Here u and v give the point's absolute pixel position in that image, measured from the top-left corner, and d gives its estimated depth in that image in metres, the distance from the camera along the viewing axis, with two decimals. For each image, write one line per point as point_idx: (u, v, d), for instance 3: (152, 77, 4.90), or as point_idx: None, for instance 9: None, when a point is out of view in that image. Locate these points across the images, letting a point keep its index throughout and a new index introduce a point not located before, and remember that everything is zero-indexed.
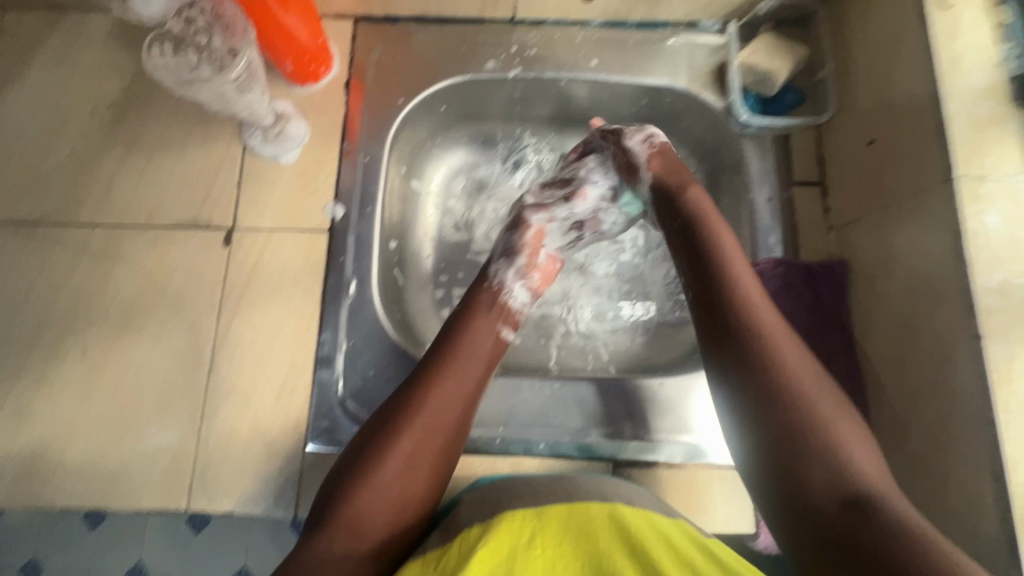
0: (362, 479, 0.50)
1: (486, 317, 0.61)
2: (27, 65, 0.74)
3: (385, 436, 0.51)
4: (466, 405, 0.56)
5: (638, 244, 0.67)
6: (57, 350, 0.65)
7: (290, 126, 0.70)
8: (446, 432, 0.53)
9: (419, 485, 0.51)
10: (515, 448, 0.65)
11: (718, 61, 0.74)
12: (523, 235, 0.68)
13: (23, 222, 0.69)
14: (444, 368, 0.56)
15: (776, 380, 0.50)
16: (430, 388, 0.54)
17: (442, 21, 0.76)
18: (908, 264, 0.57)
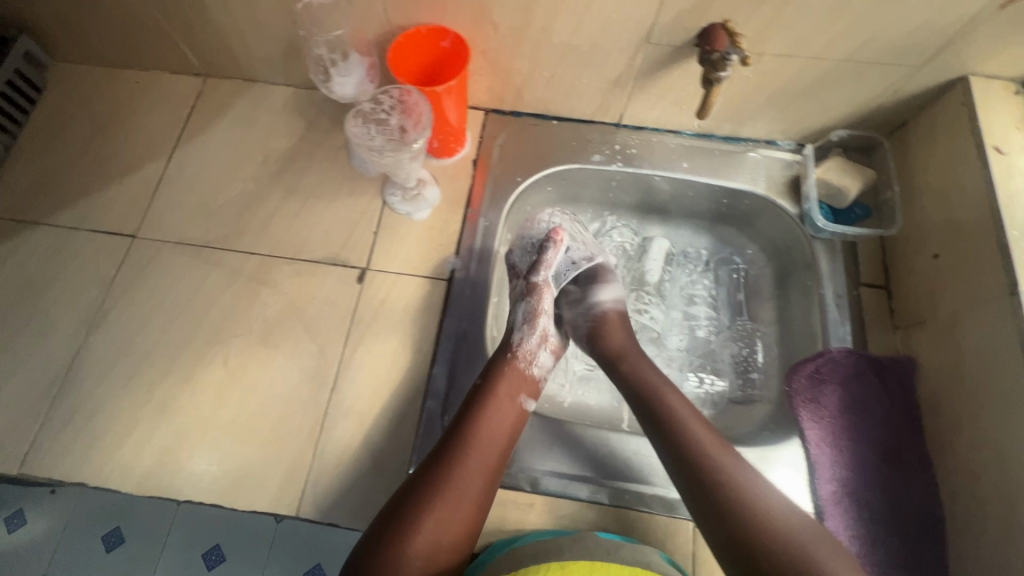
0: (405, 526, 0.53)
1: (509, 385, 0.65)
2: (216, 120, 0.90)
3: (425, 491, 0.55)
4: (496, 457, 0.60)
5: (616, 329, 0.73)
6: (204, 355, 0.74)
7: (425, 191, 0.84)
8: (480, 485, 0.58)
9: (456, 533, 0.54)
10: (602, 497, 0.70)
11: (792, 174, 0.86)
12: (540, 300, 0.73)
13: (192, 243, 0.81)
14: (473, 427, 0.61)
15: (734, 474, 0.55)
16: (464, 443, 0.59)
17: (558, 119, 0.90)
18: (976, 364, 0.64)
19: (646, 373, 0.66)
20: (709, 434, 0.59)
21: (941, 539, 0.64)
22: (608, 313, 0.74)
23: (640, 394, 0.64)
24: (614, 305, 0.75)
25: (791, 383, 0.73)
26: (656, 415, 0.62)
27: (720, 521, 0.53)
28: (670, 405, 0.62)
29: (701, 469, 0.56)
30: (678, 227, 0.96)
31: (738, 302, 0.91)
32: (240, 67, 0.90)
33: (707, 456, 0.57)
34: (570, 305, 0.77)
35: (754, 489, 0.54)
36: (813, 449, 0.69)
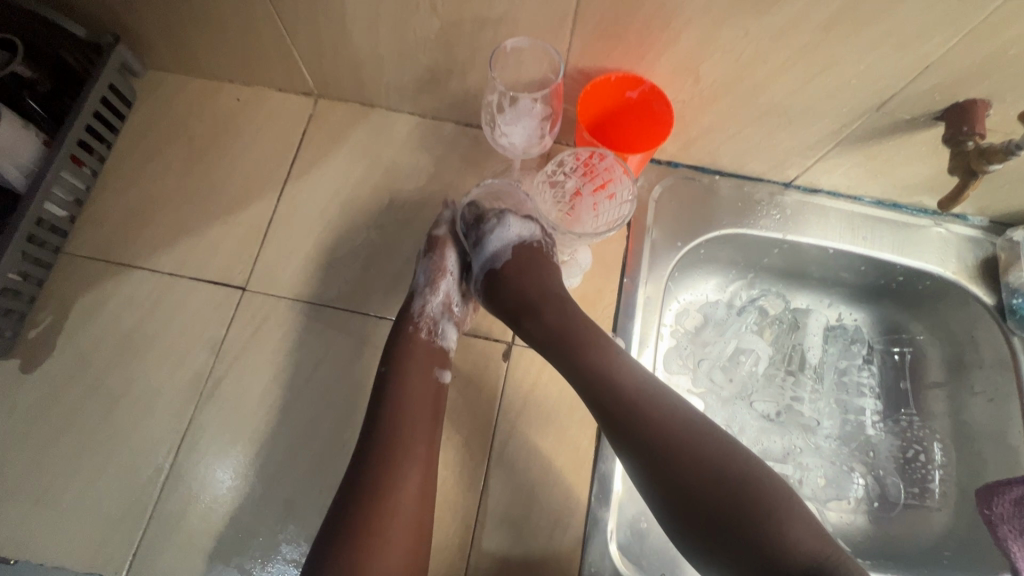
0: (360, 553, 0.49)
1: (421, 360, 0.62)
2: (332, 152, 0.79)
3: (351, 558, 0.49)
4: (421, 502, 0.54)
5: (510, 266, 0.62)
6: (333, 441, 0.65)
7: (578, 255, 0.73)
8: (415, 507, 0.53)
9: (407, 547, 0.52)
10: None
11: (986, 256, 0.77)
12: (445, 259, 0.67)
13: (313, 301, 0.71)
14: (393, 473, 0.54)
15: (686, 435, 0.50)
16: (388, 494, 0.52)
17: (720, 174, 0.80)
18: None
19: (582, 339, 0.57)
20: (664, 399, 0.52)
21: None
22: (503, 266, 0.62)
23: (581, 366, 0.55)
24: (516, 249, 0.63)
25: (991, 510, 0.66)
26: (607, 394, 0.54)
27: (684, 497, 0.48)
28: (619, 378, 0.54)
29: (660, 445, 0.50)
30: (834, 299, 0.87)
31: (903, 390, 0.82)
32: (362, 92, 0.78)
33: (669, 426, 0.51)
34: (473, 254, 0.66)
35: (719, 451, 0.49)
36: None
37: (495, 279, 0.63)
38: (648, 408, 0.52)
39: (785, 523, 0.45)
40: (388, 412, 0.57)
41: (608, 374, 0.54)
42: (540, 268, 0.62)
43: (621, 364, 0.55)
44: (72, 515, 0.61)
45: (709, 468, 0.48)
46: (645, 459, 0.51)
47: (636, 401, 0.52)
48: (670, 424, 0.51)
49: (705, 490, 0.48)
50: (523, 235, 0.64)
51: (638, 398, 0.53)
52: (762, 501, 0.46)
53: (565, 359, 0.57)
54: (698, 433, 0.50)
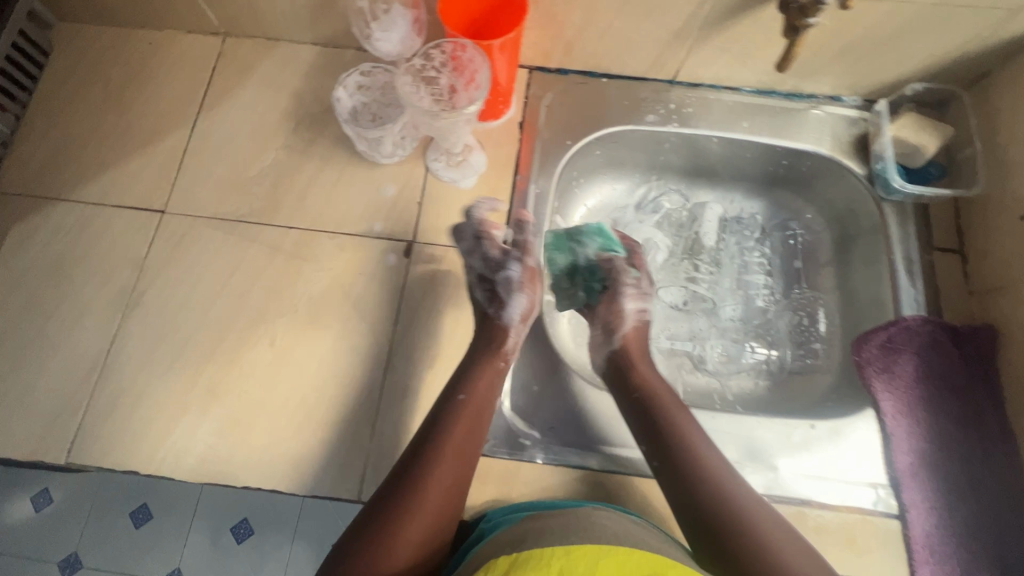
0: (422, 472, 0.55)
1: (494, 347, 0.66)
2: (240, 85, 0.84)
3: (381, 523, 0.51)
4: (456, 485, 0.56)
5: (630, 345, 0.69)
6: (248, 336, 0.71)
7: (471, 157, 0.79)
8: (461, 435, 0.58)
9: (454, 474, 0.56)
10: None
11: (859, 133, 0.81)
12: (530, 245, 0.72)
13: (226, 218, 0.76)
14: (436, 450, 0.56)
15: (752, 511, 0.53)
16: (427, 471, 0.55)
17: (607, 77, 0.84)
18: None
19: (661, 395, 0.62)
20: (734, 477, 0.56)
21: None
22: (626, 351, 0.68)
23: (663, 429, 0.59)
24: (630, 324, 0.70)
25: (860, 354, 0.71)
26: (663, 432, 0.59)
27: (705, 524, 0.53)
28: (700, 448, 0.57)
29: (721, 511, 0.53)
30: (731, 192, 0.92)
31: (796, 271, 0.88)
32: (263, 25, 0.83)
33: (734, 497, 0.54)
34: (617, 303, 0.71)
35: (751, 502, 0.54)
36: (888, 421, 0.67)
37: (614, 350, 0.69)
38: (703, 453, 0.57)
39: None
40: (450, 405, 0.60)
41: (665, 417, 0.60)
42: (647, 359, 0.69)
43: (704, 439, 0.59)
44: (15, 414, 0.67)
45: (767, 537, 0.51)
46: (703, 520, 0.53)
47: (708, 468, 0.56)
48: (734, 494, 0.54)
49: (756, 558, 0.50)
50: (638, 307, 0.71)
51: (713, 469, 0.56)
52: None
53: (647, 421, 0.61)
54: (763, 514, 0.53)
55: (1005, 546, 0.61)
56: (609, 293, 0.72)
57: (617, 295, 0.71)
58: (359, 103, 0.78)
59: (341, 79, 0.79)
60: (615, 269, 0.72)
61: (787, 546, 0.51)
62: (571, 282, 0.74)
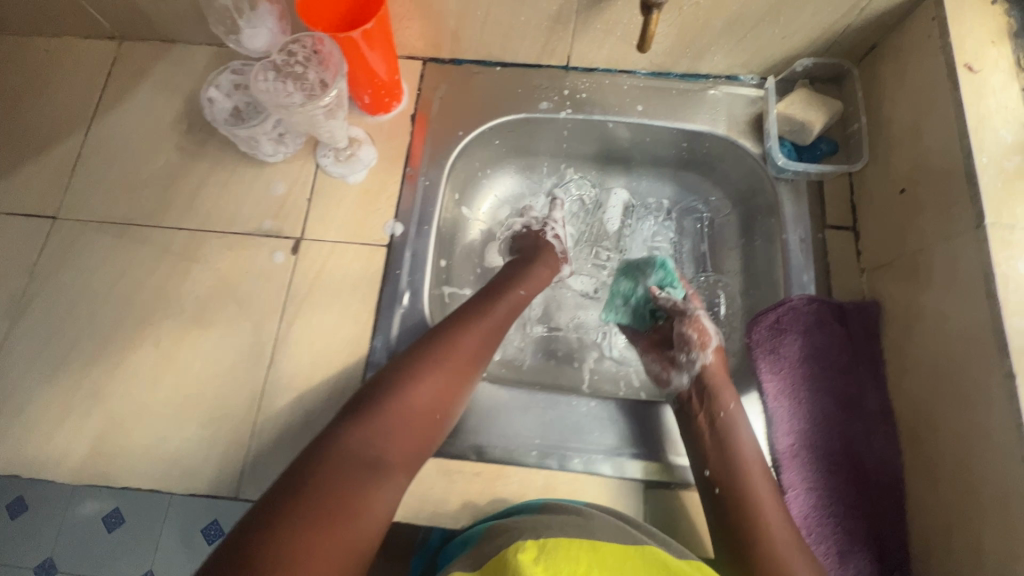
0: (467, 323, 0.64)
1: (536, 281, 0.75)
2: (135, 88, 0.84)
3: (406, 379, 0.58)
4: (472, 364, 0.63)
5: (721, 380, 0.67)
6: (133, 337, 0.71)
7: (360, 150, 0.78)
8: (505, 315, 0.68)
9: (492, 337, 0.66)
10: (574, 463, 0.65)
11: (756, 111, 0.80)
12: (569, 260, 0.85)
13: (116, 221, 0.77)
14: (479, 317, 0.65)
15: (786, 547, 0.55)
16: (449, 350, 0.61)
17: (502, 66, 0.83)
18: (940, 320, 0.59)
19: (740, 432, 0.63)
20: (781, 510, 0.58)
21: (901, 491, 0.61)
22: (710, 381, 0.67)
23: (730, 459, 0.61)
24: (708, 359, 0.69)
25: (750, 335, 0.70)
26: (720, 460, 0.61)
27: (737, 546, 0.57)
28: (758, 482, 0.60)
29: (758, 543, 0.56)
30: (640, 177, 0.91)
31: (702, 254, 0.87)
32: (154, 27, 0.83)
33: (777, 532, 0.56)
34: (694, 350, 0.69)
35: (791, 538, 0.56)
36: (771, 403, 0.66)
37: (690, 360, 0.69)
38: (766, 491, 0.59)
39: None
40: (496, 291, 0.70)
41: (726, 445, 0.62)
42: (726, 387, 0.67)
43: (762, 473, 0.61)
44: None
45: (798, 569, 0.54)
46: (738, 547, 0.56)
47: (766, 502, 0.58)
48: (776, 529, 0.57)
49: None
50: (715, 345, 0.71)
51: (769, 502, 0.59)
52: None
53: (719, 450, 0.62)
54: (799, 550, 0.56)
55: (879, 526, 0.61)
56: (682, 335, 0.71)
57: (691, 338, 0.70)
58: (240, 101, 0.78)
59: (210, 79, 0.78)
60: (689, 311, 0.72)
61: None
62: (625, 303, 0.79)
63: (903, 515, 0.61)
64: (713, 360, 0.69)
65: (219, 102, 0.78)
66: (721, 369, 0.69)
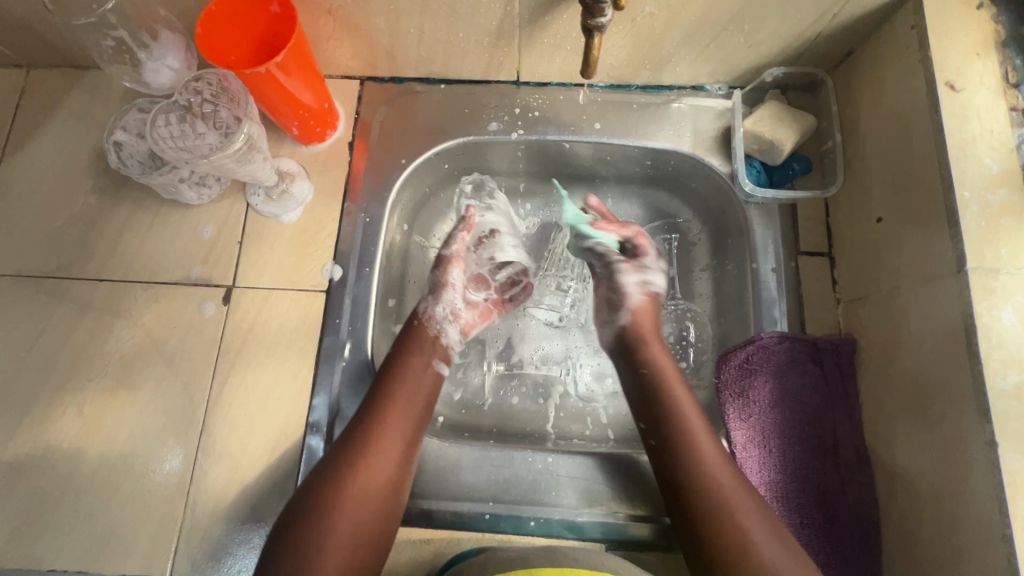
0: (355, 450, 0.56)
1: (423, 355, 0.65)
2: (46, 121, 0.76)
3: (320, 518, 0.52)
4: (387, 490, 0.56)
5: (642, 323, 0.70)
6: (54, 404, 0.66)
7: (293, 186, 0.72)
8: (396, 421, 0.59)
9: (393, 452, 0.57)
10: (531, 525, 0.61)
11: (723, 125, 0.73)
12: (448, 274, 0.74)
13: (30, 274, 0.70)
14: (370, 440, 0.57)
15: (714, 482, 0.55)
16: (351, 489, 0.54)
17: (447, 83, 0.77)
18: (917, 369, 0.54)
19: (666, 377, 0.63)
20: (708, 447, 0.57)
21: (878, 550, 0.57)
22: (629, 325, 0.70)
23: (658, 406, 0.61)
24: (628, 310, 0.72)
25: (718, 375, 0.65)
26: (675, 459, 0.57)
27: (706, 550, 0.52)
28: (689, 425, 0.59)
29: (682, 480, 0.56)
30: (603, 196, 0.84)
31: (672, 277, 0.81)
32: (62, 54, 0.75)
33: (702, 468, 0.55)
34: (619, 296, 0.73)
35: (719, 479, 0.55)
36: (739, 452, 0.62)
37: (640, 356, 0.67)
38: (690, 430, 0.58)
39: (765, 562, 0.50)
40: (382, 389, 0.61)
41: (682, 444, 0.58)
42: (649, 333, 0.69)
43: (695, 415, 0.60)
44: None
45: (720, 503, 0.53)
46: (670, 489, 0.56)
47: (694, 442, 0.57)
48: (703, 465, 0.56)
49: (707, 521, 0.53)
50: (640, 287, 0.73)
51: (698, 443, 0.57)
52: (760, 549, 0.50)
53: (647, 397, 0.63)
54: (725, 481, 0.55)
55: None
56: (611, 279, 0.75)
57: (616, 278, 0.74)
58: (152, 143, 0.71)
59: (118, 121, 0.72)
60: (632, 249, 0.76)
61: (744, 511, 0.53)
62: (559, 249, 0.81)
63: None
64: (641, 311, 0.72)
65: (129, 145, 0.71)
66: (648, 313, 0.72)
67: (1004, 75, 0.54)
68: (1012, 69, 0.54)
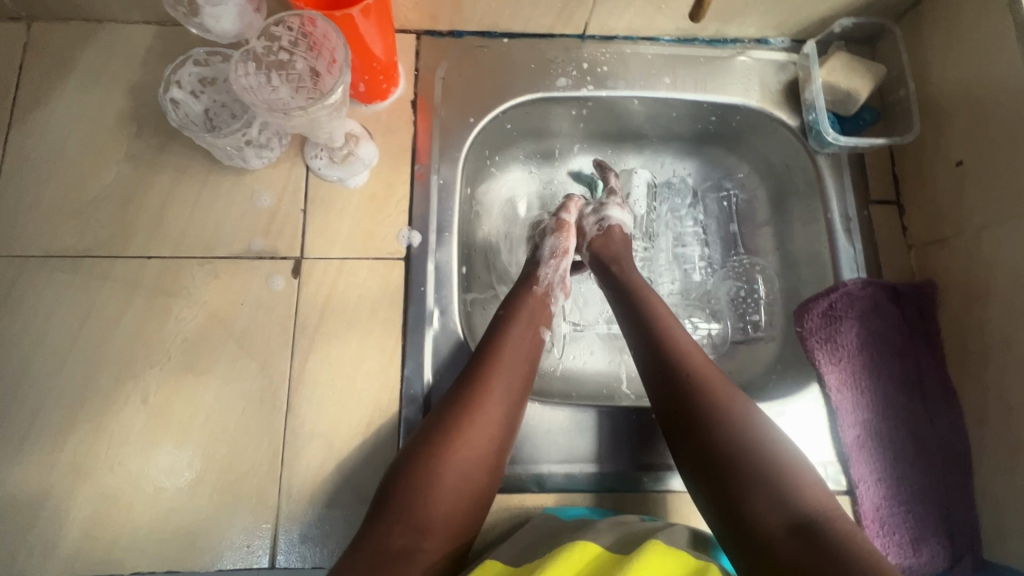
0: (462, 419, 0.51)
1: (529, 319, 0.60)
2: (59, 82, 0.67)
3: (418, 490, 0.48)
4: (483, 464, 0.51)
5: (618, 244, 0.68)
6: (114, 395, 0.60)
7: (358, 148, 0.67)
8: (503, 391, 0.54)
9: (497, 424, 0.52)
10: (643, 482, 0.62)
11: (789, 78, 0.74)
12: (568, 240, 0.68)
13: (66, 255, 0.63)
14: (473, 410, 0.52)
15: (713, 392, 0.51)
16: (448, 461, 0.49)
17: (509, 37, 0.73)
18: (1012, 299, 0.58)
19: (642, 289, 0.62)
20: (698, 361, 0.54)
21: (970, 475, 0.61)
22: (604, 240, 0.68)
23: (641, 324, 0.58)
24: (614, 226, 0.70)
25: (802, 325, 0.66)
26: (723, 430, 0.49)
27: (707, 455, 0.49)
28: (680, 340, 0.56)
29: (683, 386, 0.52)
30: (657, 154, 0.83)
31: (734, 235, 0.81)
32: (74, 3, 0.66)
33: (701, 382, 0.52)
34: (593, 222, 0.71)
35: (731, 399, 0.51)
36: (833, 395, 0.64)
37: (643, 327, 0.58)
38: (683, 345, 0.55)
39: (788, 480, 0.46)
40: (487, 353, 0.56)
41: (738, 424, 0.49)
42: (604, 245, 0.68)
43: (679, 329, 0.57)
44: None
45: (728, 418, 0.50)
46: (672, 402, 0.52)
47: (687, 354, 0.55)
48: (700, 378, 0.52)
49: (714, 434, 0.49)
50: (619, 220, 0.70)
51: (688, 356, 0.54)
52: (783, 467, 0.47)
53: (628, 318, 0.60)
54: (723, 390, 0.52)
55: (951, 514, 0.60)
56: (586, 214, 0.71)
57: (602, 207, 0.71)
58: (211, 101, 0.64)
59: (169, 75, 0.63)
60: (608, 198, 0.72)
61: (756, 430, 0.49)
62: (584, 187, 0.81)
63: (977, 500, 0.60)
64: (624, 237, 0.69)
65: (187, 104, 0.63)
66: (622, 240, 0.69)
67: None
68: None
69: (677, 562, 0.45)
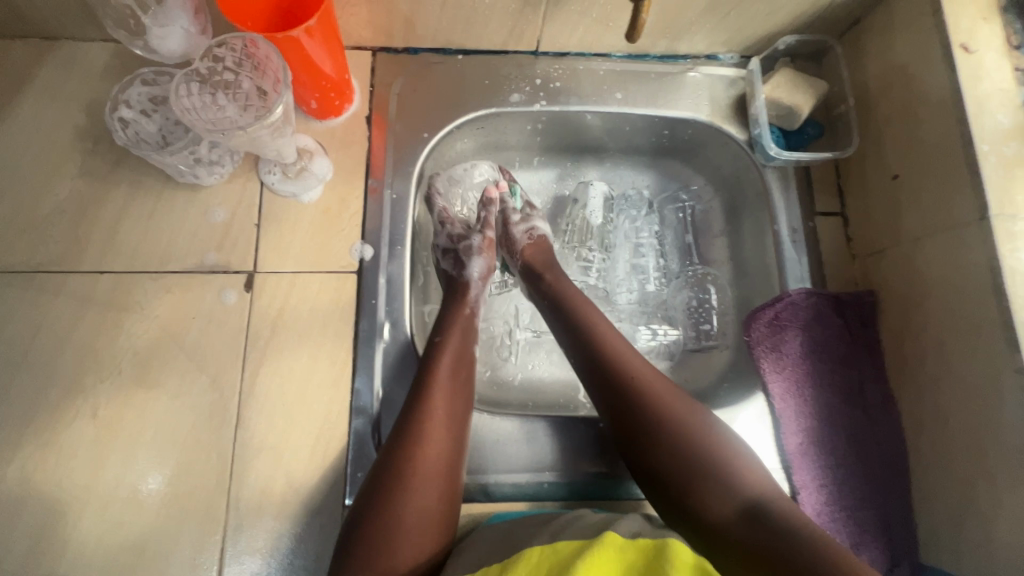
0: (418, 432, 0.53)
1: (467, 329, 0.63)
2: (14, 100, 0.68)
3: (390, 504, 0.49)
4: (446, 469, 0.53)
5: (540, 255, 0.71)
6: (64, 409, 0.60)
7: (312, 163, 0.68)
8: (454, 397, 0.56)
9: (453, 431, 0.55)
10: (586, 488, 0.64)
11: (738, 93, 0.76)
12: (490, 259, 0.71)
13: (18, 270, 0.63)
14: (427, 419, 0.54)
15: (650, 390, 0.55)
16: (413, 472, 0.51)
17: (464, 54, 0.75)
18: (943, 310, 0.59)
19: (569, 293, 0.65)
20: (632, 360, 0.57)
21: (906, 479, 0.62)
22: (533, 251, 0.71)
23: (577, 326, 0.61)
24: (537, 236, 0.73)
25: (750, 333, 0.67)
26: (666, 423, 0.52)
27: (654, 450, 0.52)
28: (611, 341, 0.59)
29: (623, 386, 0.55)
30: (614, 166, 0.85)
31: (689, 245, 0.83)
32: (29, 22, 0.67)
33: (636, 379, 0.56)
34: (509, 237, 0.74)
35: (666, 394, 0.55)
36: (777, 403, 0.65)
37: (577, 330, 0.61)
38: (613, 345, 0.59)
39: (728, 462, 0.50)
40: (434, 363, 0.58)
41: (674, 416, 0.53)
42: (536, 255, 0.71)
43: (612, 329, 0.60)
44: None
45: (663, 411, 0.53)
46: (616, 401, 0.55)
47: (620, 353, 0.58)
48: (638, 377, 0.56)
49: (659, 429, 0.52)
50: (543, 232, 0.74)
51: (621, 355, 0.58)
52: (721, 452, 0.51)
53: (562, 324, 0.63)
54: (660, 387, 0.55)
55: (888, 519, 0.61)
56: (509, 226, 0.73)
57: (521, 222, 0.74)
58: (164, 120, 0.65)
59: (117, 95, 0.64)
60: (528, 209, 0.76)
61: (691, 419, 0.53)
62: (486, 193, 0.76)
63: (913, 505, 0.62)
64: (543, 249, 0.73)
65: (139, 123, 0.64)
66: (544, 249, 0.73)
67: (1008, 39, 0.59)
68: (1014, 33, 0.59)
69: (635, 546, 0.47)
